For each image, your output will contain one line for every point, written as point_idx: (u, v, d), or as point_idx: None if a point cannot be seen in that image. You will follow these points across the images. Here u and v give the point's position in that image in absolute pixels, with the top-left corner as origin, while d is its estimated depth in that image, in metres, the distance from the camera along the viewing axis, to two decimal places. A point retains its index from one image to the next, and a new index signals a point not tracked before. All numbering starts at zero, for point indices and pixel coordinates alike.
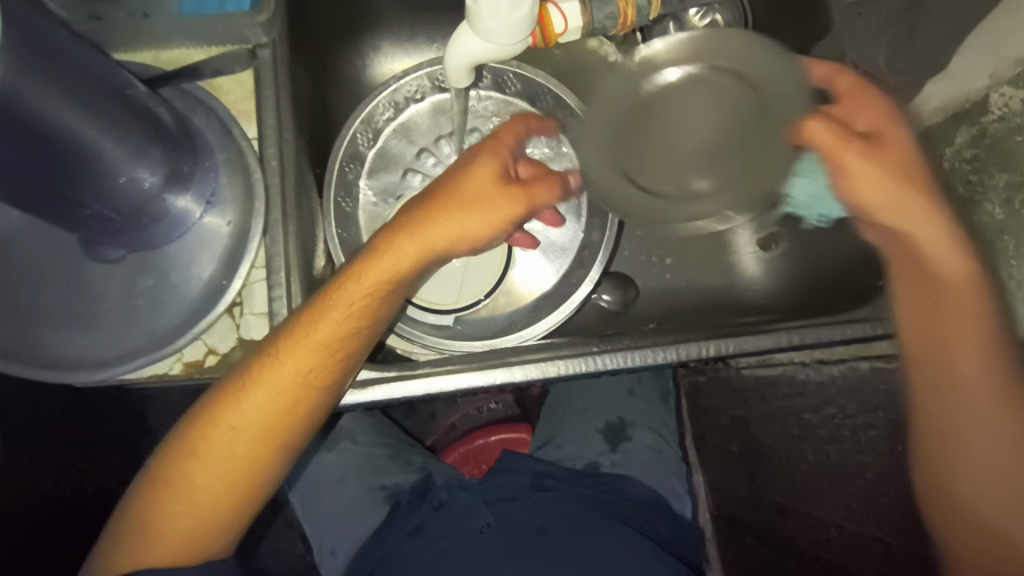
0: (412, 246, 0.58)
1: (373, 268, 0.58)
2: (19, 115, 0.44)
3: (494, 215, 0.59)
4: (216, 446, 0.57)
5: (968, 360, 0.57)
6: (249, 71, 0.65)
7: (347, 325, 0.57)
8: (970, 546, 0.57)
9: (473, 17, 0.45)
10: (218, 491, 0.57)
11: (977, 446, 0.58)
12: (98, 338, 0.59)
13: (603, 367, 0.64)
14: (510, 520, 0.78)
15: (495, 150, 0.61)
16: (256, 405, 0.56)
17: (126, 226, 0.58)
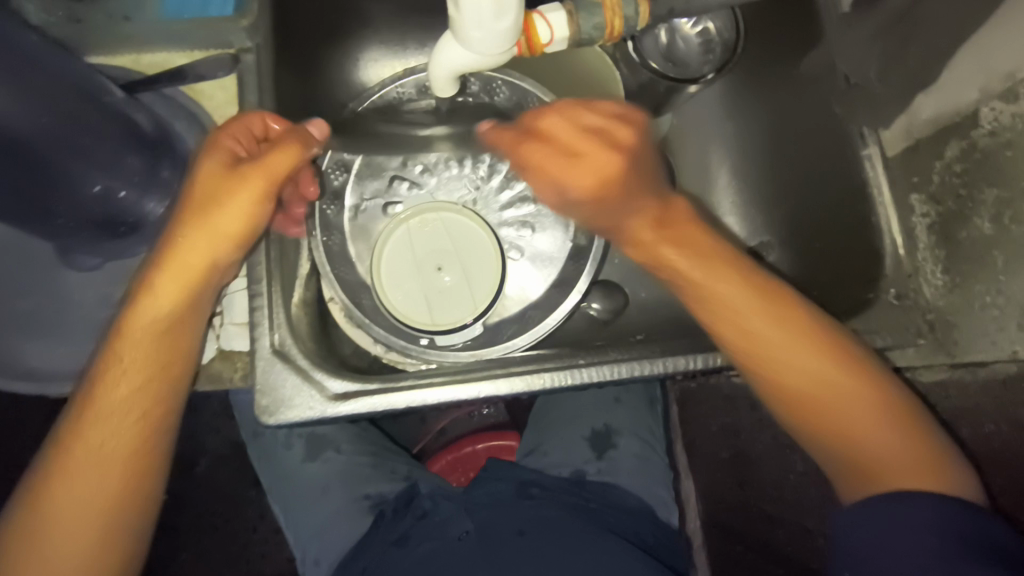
0: (184, 261, 0.54)
1: (171, 259, 0.54)
2: None
3: (239, 216, 0.54)
4: (76, 473, 0.53)
5: (767, 314, 0.56)
6: (232, 76, 0.64)
7: (153, 334, 0.54)
8: (869, 469, 0.52)
9: (456, 27, 0.44)
10: (81, 515, 0.53)
11: (810, 383, 0.54)
12: (73, 348, 0.58)
13: (589, 380, 0.63)
14: (493, 526, 0.77)
15: (222, 140, 0.55)
16: (104, 428, 0.53)
17: (105, 233, 0.57)
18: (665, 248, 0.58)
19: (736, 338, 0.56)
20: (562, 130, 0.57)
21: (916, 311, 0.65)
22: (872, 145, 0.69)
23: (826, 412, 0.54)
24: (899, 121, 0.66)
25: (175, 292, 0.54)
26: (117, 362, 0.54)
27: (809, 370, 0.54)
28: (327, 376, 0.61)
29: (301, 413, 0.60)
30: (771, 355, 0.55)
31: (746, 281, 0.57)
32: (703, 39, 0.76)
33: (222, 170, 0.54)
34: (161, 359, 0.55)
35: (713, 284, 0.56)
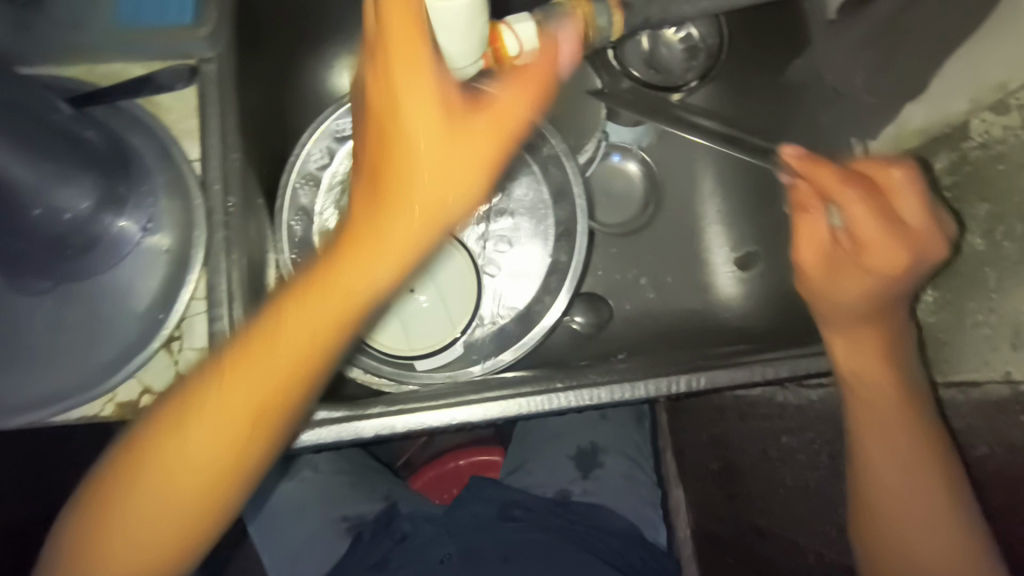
0: (332, 288, 0.44)
1: (269, 335, 0.45)
2: None
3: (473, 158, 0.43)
4: (160, 468, 0.46)
5: (888, 433, 0.57)
6: (191, 88, 0.61)
7: (318, 325, 0.45)
8: None
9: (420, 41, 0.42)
10: (163, 519, 0.47)
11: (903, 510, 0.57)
12: (24, 377, 0.55)
13: (567, 405, 0.61)
14: (474, 549, 0.74)
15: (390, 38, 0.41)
16: (213, 427, 0.46)
17: (55, 256, 0.54)
18: (816, 249, 0.58)
19: (869, 425, 0.58)
20: (864, 178, 0.55)
21: (908, 328, 0.64)
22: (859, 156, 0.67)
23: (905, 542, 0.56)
24: (889, 131, 0.65)
25: (365, 274, 0.44)
26: (254, 352, 0.45)
27: (904, 500, 0.57)
28: None
29: None
30: (872, 474, 0.58)
31: (901, 408, 0.57)
32: (687, 46, 0.75)
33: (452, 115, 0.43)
34: (308, 358, 0.46)
35: (875, 395, 0.58)
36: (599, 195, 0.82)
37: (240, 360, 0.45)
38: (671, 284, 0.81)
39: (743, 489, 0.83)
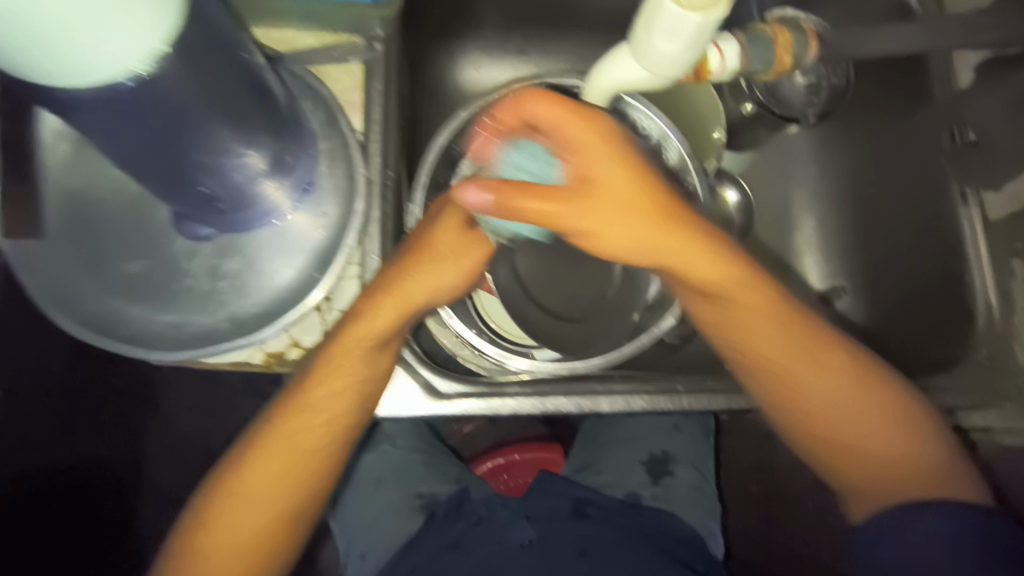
0: (430, 249, 0.55)
1: (388, 290, 0.53)
2: (164, 91, 0.42)
3: (462, 268, 0.56)
4: (272, 448, 0.53)
5: (797, 350, 0.56)
6: (360, 62, 0.63)
7: (426, 289, 0.54)
8: (861, 488, 0.58)
9: (639, 53, 0.44)
10: (274, 489, 0.53)
11: (811, 399, 0.57)
12: (178, 317, 0.56)
13: (687, 408, 0.62)
14: (553, 537, 0.76)
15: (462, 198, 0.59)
16: (302, 423, 0.53)
17: (226, 206, 0.56)
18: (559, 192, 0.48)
19: (735, 333, 0.57)
20: (555, 114, 0.47)
21: (1009, 375, 0.66)
22: (973, 206, 0.69)
23: (843, 442, 0.58)
24: (1011, 186, 0.66)
25: (454, 251, 0.55)
26: (328, 366, 0.53)
27: (820, 389, 0.57)
28: (433, 373, 0.60)
29: (403, 408, 0.60)
30: (799, 394, 0.57)
31: (791, 321, 0.57)
32: (808, 83, 0.75)
33: (459, 228, 0.55)
34: (364, 380, 0.54)
35: (765, 334, 0.56)
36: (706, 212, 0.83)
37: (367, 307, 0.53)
38: None
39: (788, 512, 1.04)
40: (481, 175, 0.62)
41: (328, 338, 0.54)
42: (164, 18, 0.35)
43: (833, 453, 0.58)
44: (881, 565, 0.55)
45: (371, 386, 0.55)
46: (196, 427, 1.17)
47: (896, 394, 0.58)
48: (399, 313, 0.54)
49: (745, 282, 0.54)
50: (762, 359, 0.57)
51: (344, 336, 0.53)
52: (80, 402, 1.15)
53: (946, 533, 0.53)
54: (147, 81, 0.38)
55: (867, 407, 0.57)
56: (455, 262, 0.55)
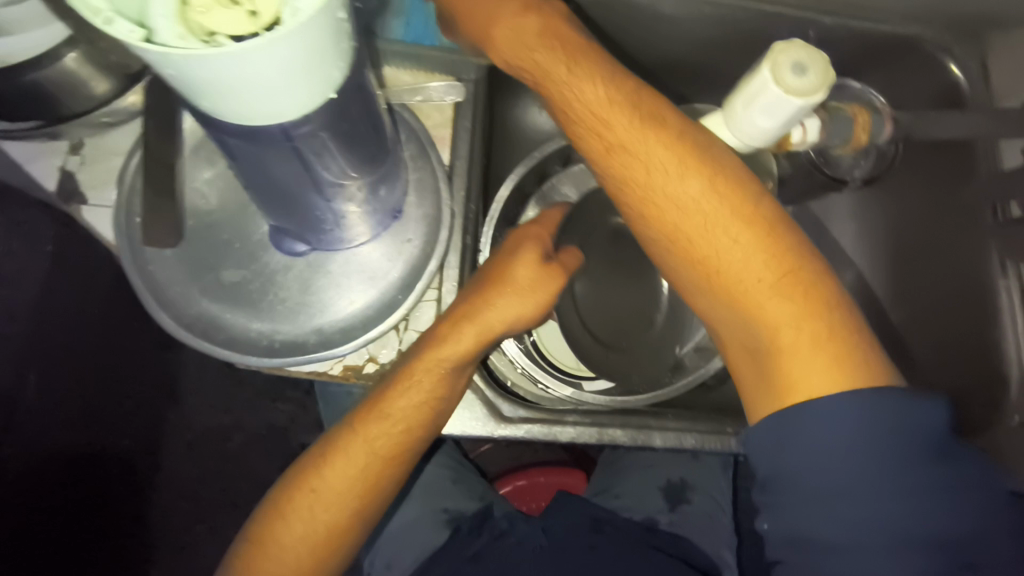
0: (507, 276, 0.57)
1: (470, 316, 0.57)
2: (321, 139, 0.46)
3: (536, 298, 0.58)
4: (344, 456, 0.56)
5: (709, 232, 0.53)
6: (452, 101, 0.68)
7: (507, 316, 0.57)
8: (779, 370, 0.52)
9: (735, 126, 0.49)
10: (341, 497, 0.56)
11: (778, 315, 0.52)
12: (269, 326, 0.60)
13: (734, 448, 0.66)
14: (566, 548, 0.85)
15: (536, 233, 0.61)
16: (381, 429, 0.56)
17: (327, 229, 0.59)
18: (612, 115, 0.54)
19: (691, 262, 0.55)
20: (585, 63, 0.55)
21: None
22: (1011, 277, 0.73)
23: (756, 330, 0.53)
24: None
25: (533, 277, 0.57)
26: (412, 381, 0.56)
27: (760, 288, 0.52)
28: (499, 398, 0.64)
29: (468, 428, 0.63)
30: (733, 292, 0.53)
31: (733, 215, 0.53)
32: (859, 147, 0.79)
33: (535, 261, 0.58)
34: (441, 393, 0.57)
35: (700, 224, 0.53)
36: None
37: (450, 333, 0.57)
38: None
39: None
40: (558, 211, 0.65)
41: (412, 356, 0.57)
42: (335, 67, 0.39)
43: (770, 382, 0.52)
44: (772, 475, 0.51)
45: (446, 400, 0.58)
46: (220, 425, 1.20)
47: (818, 279, 0.53)
48: (480, 338, 0.57)
49: (706, 207, 0.54)
50: (716, 280, 0.54)
51: (425, 356, 0.57)
52: (112, 392, 1.18)
53: (859, 416, 0.48)
54: (312, 121, 0.42)
55: (778, 300, 0.52)
56: (533, 293, 0.57)
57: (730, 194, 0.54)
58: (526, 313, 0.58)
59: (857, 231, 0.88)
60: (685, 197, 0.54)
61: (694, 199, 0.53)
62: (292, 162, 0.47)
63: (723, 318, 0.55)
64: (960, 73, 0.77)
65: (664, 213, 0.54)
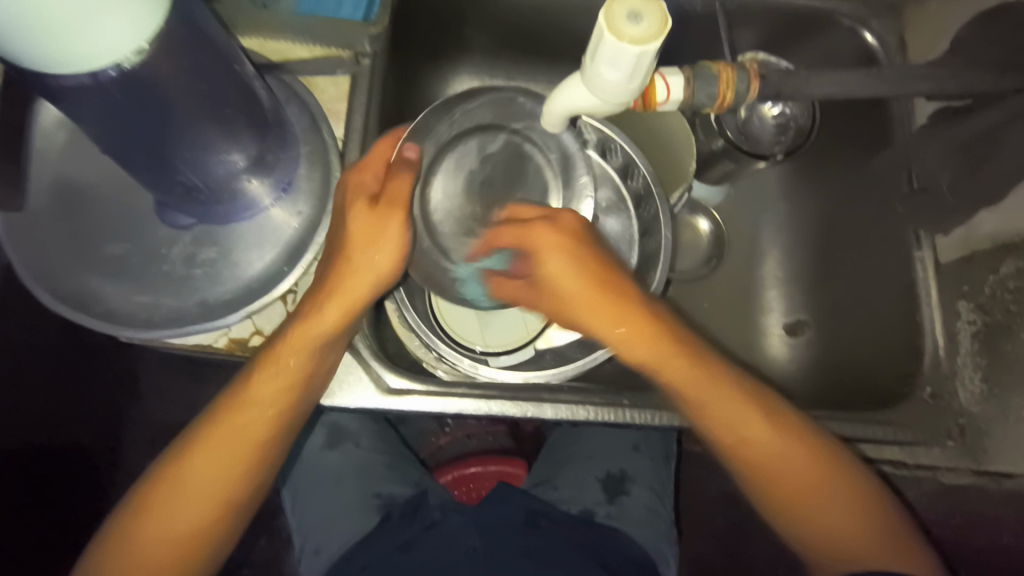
0: (355, 236, 0.58)
1: (330, 289, 0.58)
2: (146, 91, 0.45)
3: (388, 243, 0.59)
4: (212, 442, 0.57)
5: (694, 376, 0.59)
6: (347, 76, 0.67)
7: (365, 283, 0.59)
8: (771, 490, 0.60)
9: (589, 81, 0.48)
10: (210, 482, 0.57)
11: (799, 482, 0.59)
12: (150, 299, 0.60)
13: (630, 421, 0.65)
14: (499, 548, 0.77)
15: (363, 173, 0.60)
16: (250, 417, 0.58)
17: (206, 198, 0.59)
18: (539, 232, 0.58)
19: (618, 349, 0.61)
20: (513, 228, 0.60)
21: (950, 414, 0.68)
22: (926, 248, 0.72)
23: (802, 512, 0.60)
24: (959, 231, 0.69)
25: (372, 226, 0.58)
26: (279, 363, 0.57)
27: (797, 475, 0.59)
28: (385, 369, 0.63)
29: (355, 399, 0.62)
30: (757, 463, 0.60)
31: (608, 291, 0.59)
32: (779, 122, 0.78)
33: (367, 212, 0.58)
34: (304, 375, 0.58)
35: (586, 320, 0.60)
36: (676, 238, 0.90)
37: (312, 304, 0.58)
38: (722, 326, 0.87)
39: (749, 545, 1.05)
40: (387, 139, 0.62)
41: (279, 337, 0.58)
42: (146, 21, 0.40)
43: (779, 502, 0.61)
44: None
45: (314, 381, 0.59)
46: (179, 420, 1.15)
47: (845, 459, 0.60)
48: (343, 312, 0.58)
49: (601, 290, 0.59)
50: (682, 382, 0.60)
51: (291, 334, 0.57)
52: (54, 385, 1.14)
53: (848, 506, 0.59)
54: (133, 75, 0.42)
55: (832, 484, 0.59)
56: (378, 245, 0.58)
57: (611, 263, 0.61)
58: (382, 271, 0.59)
59: (789, 210, 0.87)
60: (588, 290, 0.58)
61: (559, 287, 0.59)
62: (131, 116, 0.48)
63: (752, 484, 0.61)
64: (874, 40, 0.76)
65: (563, 309, 0.61)
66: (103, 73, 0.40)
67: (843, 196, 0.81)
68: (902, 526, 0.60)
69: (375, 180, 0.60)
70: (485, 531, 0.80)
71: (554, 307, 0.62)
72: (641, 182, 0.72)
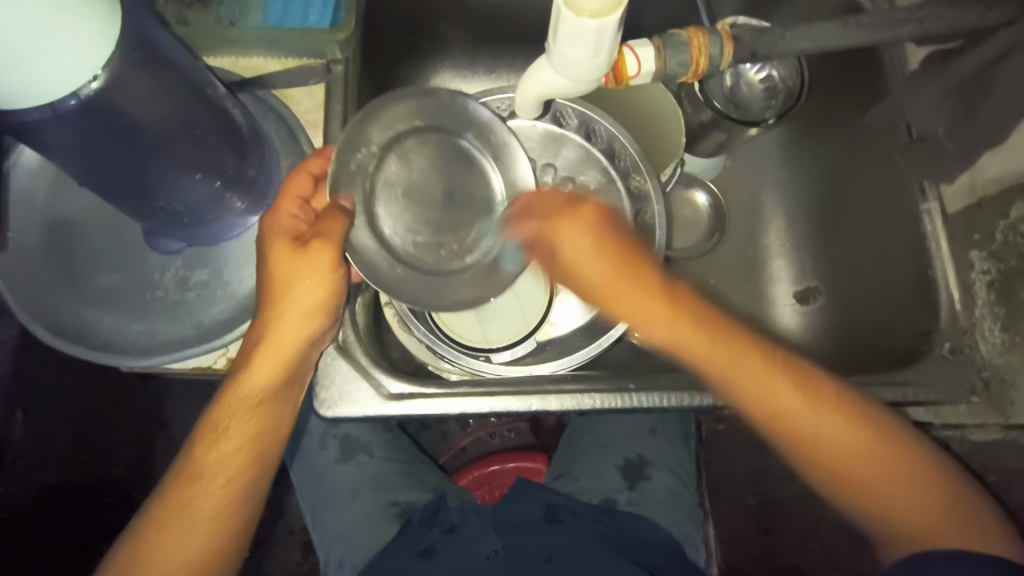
0: (285, 284, 0.56)
1: (272, 334, 0.58)
2: (114, 114, 0.46)
3: (323, 277, 0.57)
4: (172, 520, 0.57)
5: (774, 389, 0.58)
6: (321, 84, 0.67)
7: (302, 321, 0.58)
8: (855, 484, 0.57)
9: (555, 62, 0.47)
10: (174, 556, 0.57)
11: (870, 466, 0.57)
12: (146, 327, 0.60)
13: (637, 405, 0.64)
14: (522, 549, 0.75)
15: (282, 223, 0.58)
16: (203, 487, 0.57)
17: (189, 221, 0.59)
18: (562, 220, 0.58)
19: (660, 334, 0.59)
20: (530, 228, 0.59)
21: (971, 367, 0.65)
22: (932, 200, 0.69)
23: (884, 505, 0.57)
24: (964, 178, 0.67)
25: (303, 264, 0.56)
26: (222, 426, 0.58)
27: (852, 450, 0.57)
28: (385, 375, 0.63)
29: (356, 408, 0.62)
30: (819, 451, 0.57)
31: (626, 269, 0.59)
32: (767, 86, 0.75)
33: (290, 252, 0.56)
34: (264, 427, 0.59)
35: (591, 271, 0.59)
36: (675, 216, 0.89)
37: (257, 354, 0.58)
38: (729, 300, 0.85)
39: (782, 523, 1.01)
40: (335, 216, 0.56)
41: (217, 398, 0.59)
42: (95, 51, 0.40)
43: (846, 488, 0.58)
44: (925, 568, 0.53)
45: (270, 434, 0.60)
46: None
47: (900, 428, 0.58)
48: (279, 361, 0.58)
49: (631, 282, 0.59)
50: (728, 369, 0.58)
51: (232, 389, 0.58)
52: (70, 421, 1.15)
53: (922, 490, 0.57)
54: (96, 102, 0.43)
55: (895, 468, 0.57)
56: (307, 282, 0.57)
57: (642, 264, 0.60)
58: (320, 310, 0.58)
59: (791, 173, 0.85)
60: (611, 279, 0.59)
61: (571, 259, 0.59)
62: (99, 144, 0.48)
63: (830, 486, 0.59)
64: None
65: (593, 293, 0.61)
66: (63, 104, 0.40)
67: (845, 152, 0.77)
68: (962, 493, 0.57)
69: (307, 229, 0.58)
70: (505, 530, 0.79)
71: (587, 293, 0.61)
72: (630, 162, 0.71)
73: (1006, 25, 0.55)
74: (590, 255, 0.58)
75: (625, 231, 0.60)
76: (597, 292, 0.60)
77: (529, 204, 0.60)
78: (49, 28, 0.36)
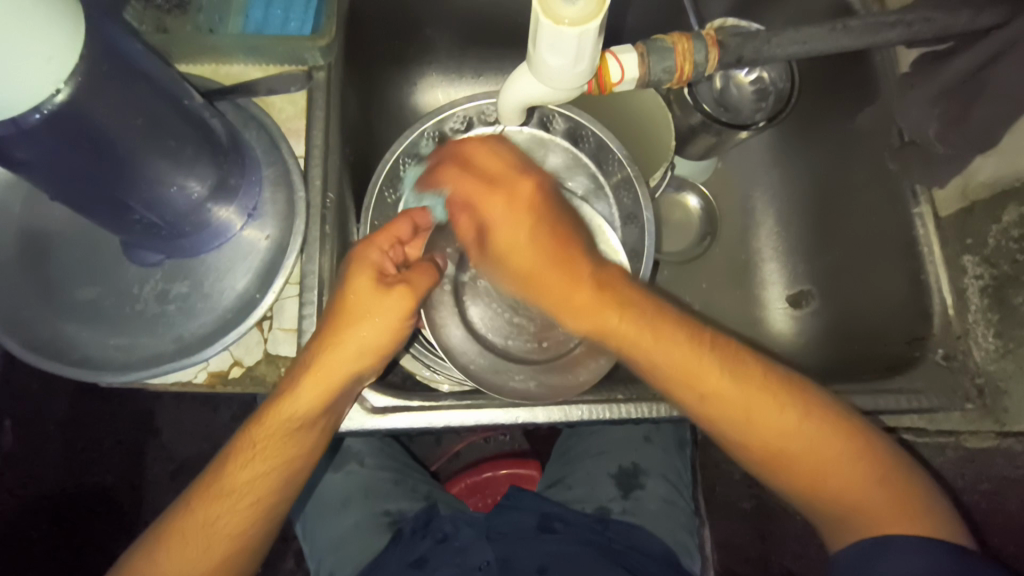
0: (356, 316, 0.56)
1: (318, 368, 0.56)
2: (84, 128, 0.45)
3: (389, 318, 0.57)
4: (184, 550, 0.55)
5: (797, 406, 0.56)
6: (303, 92, 0.66)
7: (359, 359, 0.57)
8: (795, 465, 0.56)
9: (537, 70, 0.46)
10: None
11: (811, 444, 0.55)
12: (126, 342, 0.59)
13: (626, 416, 0.62)
14: (514, 560, 0.74)
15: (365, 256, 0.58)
16: (222, 512, 0.55)
17: (168, 233, 0.58)
18: (488, 196, 0.58)
19: (572, 321, 0.60)
20: (469, 185, 0.58)
21: (966, 374, 0.65)
22: (924, 204, 0.68)
23: (832, 488, 0.55)
24: (955, 182, 0.66)
25: (377, 304, 0.57)
26: (253, 448, 0.56)
27: (782, 427, 0.56)
28: (369, 389, 0.62)
29: (340, 422, 0.61)
30: (760, 431, 0.56)
31: (554, 245, 0.58)
32: (757, 88, 0.74)
33: (372, 287, 0.57)
34: (297, 454, 0.57)
35: (512, 237, 0.58)
36: (667, 221, 0.88)
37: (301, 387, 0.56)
38: (719, 305, 0.84)
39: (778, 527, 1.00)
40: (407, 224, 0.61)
41: (251, 420, 0.57)
42: (58, 65, 0.39)
43: (793, 473, 0.56)
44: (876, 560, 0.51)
45: (294, 464, 0.58)
46: (186, 454, 1.14)
47: (831, 403, 0.57)
48: (319, 392, 0.56)
49: (556, 261, 0.58)
50: (635, 346, 0.57)
51: (268, 415, 0.56)
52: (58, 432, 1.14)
53: (869, 473, 0.54)
54: (63, 116, 0.42)
55: (839, 450, 0.55)
56: (384, 322, 0.57)
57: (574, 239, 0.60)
58: (376, 352, 0.58)
59: (782, 176, 0.83)
60: (534, 251, 0.58)
61: (521, 247, 0.58)
62: (70, 159, 0.47)
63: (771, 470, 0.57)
64: None
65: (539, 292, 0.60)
66: (27, 118, 0.39)
67: (837, 155, 0.76)
68: (920, 484, 0.54)
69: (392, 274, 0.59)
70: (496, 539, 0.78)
71: (519, 285, 0.61)
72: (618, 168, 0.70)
73: (996, 28, 0.54)
74: (518, 240, 0.58)
75: (565, 212, 0.60)
76: (500, 256, 0.59)
77: (465, 152, 0.60)
78: (11, 40, 0.35)
